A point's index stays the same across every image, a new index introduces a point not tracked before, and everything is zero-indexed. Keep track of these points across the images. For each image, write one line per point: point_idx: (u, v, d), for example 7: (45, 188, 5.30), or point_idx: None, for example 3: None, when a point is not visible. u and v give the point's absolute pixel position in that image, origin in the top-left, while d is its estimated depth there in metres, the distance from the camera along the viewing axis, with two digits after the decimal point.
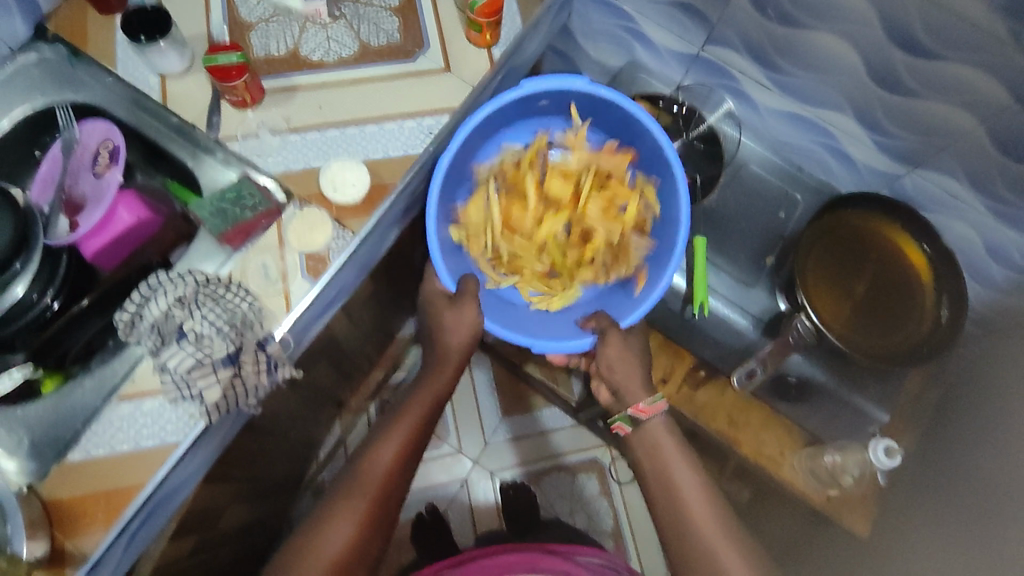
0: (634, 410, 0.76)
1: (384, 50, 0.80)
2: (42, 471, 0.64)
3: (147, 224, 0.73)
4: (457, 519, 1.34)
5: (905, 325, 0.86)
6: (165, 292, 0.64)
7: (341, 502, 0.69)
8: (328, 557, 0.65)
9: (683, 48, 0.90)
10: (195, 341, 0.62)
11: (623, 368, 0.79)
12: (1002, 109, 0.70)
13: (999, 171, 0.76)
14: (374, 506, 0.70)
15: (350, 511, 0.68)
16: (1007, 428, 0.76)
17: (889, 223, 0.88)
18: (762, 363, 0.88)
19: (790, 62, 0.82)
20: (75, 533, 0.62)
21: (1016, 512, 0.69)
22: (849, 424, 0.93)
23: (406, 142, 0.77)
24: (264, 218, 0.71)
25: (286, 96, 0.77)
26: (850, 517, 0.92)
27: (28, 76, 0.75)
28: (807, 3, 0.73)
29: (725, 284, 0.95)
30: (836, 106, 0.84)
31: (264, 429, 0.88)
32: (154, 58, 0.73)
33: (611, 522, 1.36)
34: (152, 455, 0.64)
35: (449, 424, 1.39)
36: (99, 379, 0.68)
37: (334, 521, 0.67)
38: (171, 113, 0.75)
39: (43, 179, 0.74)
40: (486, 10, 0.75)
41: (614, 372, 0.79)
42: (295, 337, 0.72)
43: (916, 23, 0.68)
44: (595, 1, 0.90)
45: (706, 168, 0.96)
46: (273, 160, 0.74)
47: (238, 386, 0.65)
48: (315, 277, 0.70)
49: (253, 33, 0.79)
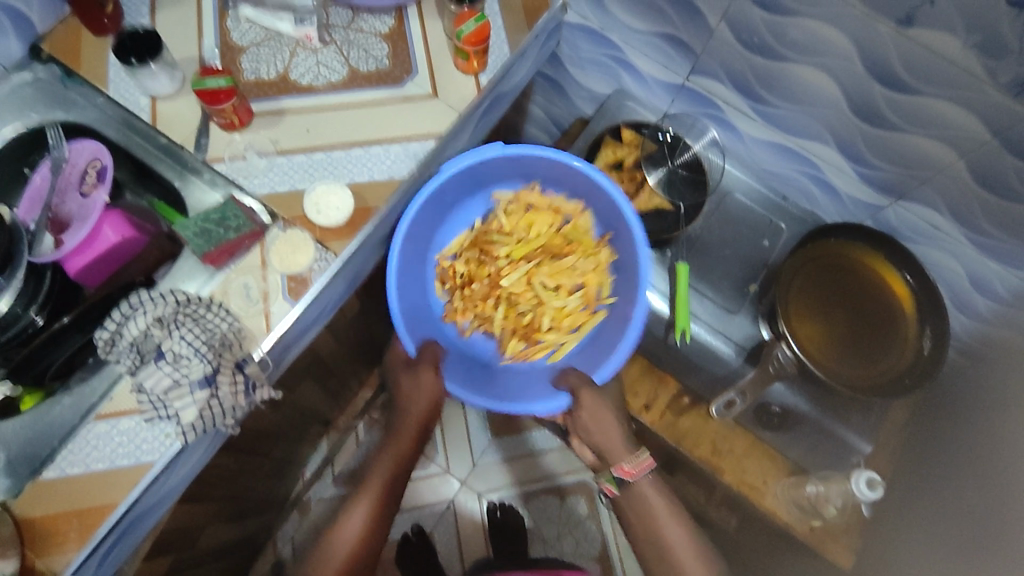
0: (620, 473, 0.79)
1: (372, 75, 0.81)
2: (16, 488, 0.64)
3: (131, 242, 0.73)
4: (443, 541, 1.33)
5: (887, 355, 0.86)
6: (144, 311, 0.65)
7: (325, 551, 0.74)
8: None
9: (669, 77, 0.91)
10: (173, 361, 0.64)
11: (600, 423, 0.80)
12: (982, 144, 0.71)
13: (980, 204, 0.76)
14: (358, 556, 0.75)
15: (334, 556, 0.74)
16: (989, 462, 0.75)
17: (871, 252, 0.89)
18: (741, 392, 0.90)
19: (773, 93, 0.83)
20: (46, 553, 0.62)
21: (994, 544, 0.68)
22: (832, 454, 0.91)
23: (391, 166, 0.77)
24: (248, 238, 0.72)
25: (274, 119, 0.78)
26: (835, 550, 0.89)
27: (20, 96, 0.76)
28: (789, 37, 0.74)
29: (708, 310, 0.94)
30: (818, 137, 0.84)
31: (244, 448, 0.87)
32: (145, 80, 0.75)
33: (598, 547, 1.35)
34: (126, 475, 0.64)
35: (436, 444, 1.39)
36: (78, 397, 0.67)
37: (316, 572, 0.73)
38: (160, 134, 0.76)
39: (31, 199, 0.74)
40: (473, 38, 0.77)
41: (591, 434, 0.81)
42: (275, 358, 0.72)
43: (894, 58, 0.69)
44: (583, 30, 0.92)
45: (690, 197, 0.93)
46: (258, 182, 0.75)
47: (215, 407, 0.65)
48: (296, 299, 0.71)
49: (243, 57, 0.80)
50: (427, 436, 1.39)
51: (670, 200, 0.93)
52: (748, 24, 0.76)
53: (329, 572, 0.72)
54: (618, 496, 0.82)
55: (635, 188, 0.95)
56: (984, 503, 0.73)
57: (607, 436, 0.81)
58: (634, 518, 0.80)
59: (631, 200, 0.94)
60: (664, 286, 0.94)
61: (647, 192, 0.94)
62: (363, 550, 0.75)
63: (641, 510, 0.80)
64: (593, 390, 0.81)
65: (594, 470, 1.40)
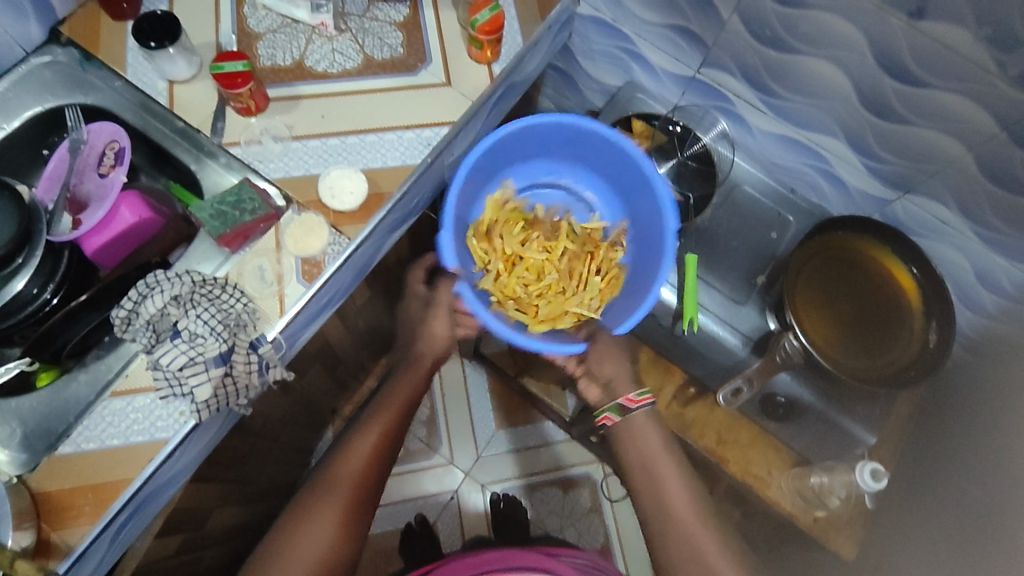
0: (625, 399, 0.76)
1: (387, 63, 0.82)
2: (33, 463, 0.65)
3: (147, 223, 0.74)
4: (447, 530, 1.34)
5: (892, 348, 0.87)
6: (161, 290, 0.65)
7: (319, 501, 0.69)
8: (313, 554, 0.66)
9: (680, 70, 0.92)
10: (189, 339, 0.64)
11: (611, 359, 0.80)
12: (990, 137, 0.71)
13: (988, 198, 0.77)
14: (352, 505, 0.69)
15: (328, 512, 0.68)
16: (991, 455, 0.76)
17: (879, 244, 0.89)
18: (747, 380, 0.88)
19: (784, 86, 0.83)
20: (61, 526, 0.63)
21: (994, 536, 0.69)
22: (836, 443, 0.92)
23: (405, 153, 0.78)
24: (263, 221, 0.73)
25: (290, 104, 0.79)
26: (837, 540, 0.89)
27: (39, 78, 0.77)
28: (801, 30, 0.75)
29: (715, 301, 0.95)
30: (828, 130, 0.85)
31: (254, 431, 0.88)
32: (163, 63, 0.76)
33: (601, 539, 1.36)
34: (141, 451, 0.65)
35: (441, 435, 1.39)
36: (93, 374, 0.70)
37: (311, 522, 0.67)
38: (177, 117, 0.77)
39: (49, 178, 0.74)
40: (487, 27, 0.78)
41: (604, 366, 0.79)
42: (288, 340, 0.73)
43: (905, 50, 0.70)
44: (596, 22, 0.93)
45: (699, 188, 0.95)
46: (274, 166, 0.76)
47: (229, 384, 0.66)
48: (310, 281, 0.72)
49: (260, 43, 0.81)
50: (432, 428, 1.40)
51: (681, 192, 0.95)
52: (762, 16, 0.77)
53: None
54: (616, 425, 0.76)
55: None
56: (984, 495, 0.74)
57: (618, 367, 0.80)
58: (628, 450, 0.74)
59: None
60: (672, 276, 0.95)
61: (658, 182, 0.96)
62: (361, 499, 0.70)
63: (638, 447, 0.74)
64: (610, 337, 0.81)
65: (598, 463, 1.40)
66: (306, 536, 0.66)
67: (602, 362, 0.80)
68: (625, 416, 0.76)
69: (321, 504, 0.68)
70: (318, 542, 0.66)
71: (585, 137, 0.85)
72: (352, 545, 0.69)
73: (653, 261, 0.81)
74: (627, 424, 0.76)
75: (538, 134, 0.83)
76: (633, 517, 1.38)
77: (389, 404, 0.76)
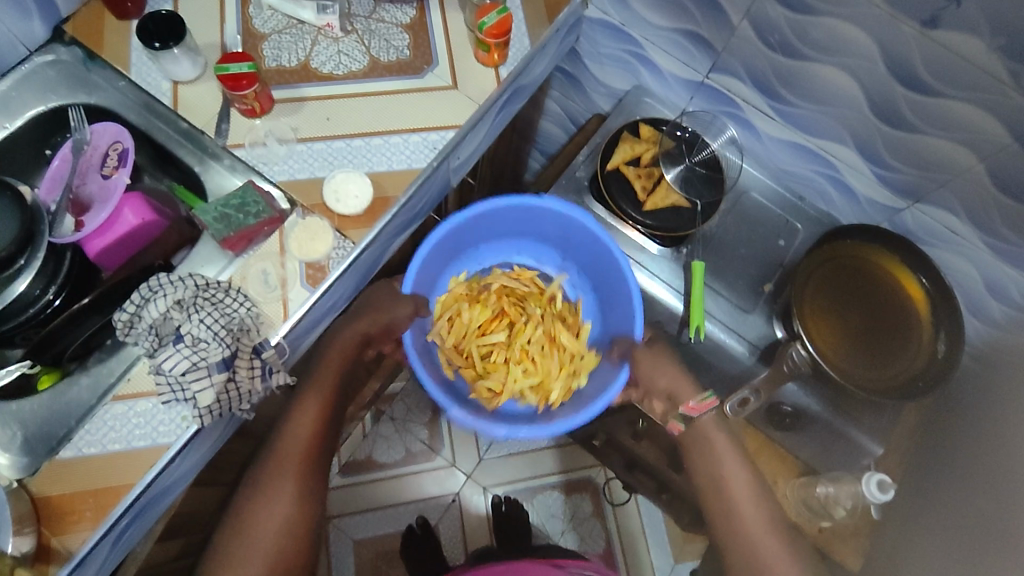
0: (687, 408, 0.89)
1: (393, 65, 0.81)
2: (34, 467, 0.65)
3: (151, 226, 0.73)
4: (448, 533, 1.33)
5: (900, 358, 0.86)
6: (164, 294, 0.65)
7: (273, 466, 0.77)
8: (277, 518, 0.75)
9: (689, 74, 0.91)
10: (191, 344, 0.63)
11: (664, 374, 0.88)
12: (1002, 147, 0.71)
13: (998, 208, 0.76)
14: (305, 463, 0.78)
15: (284, 471, 0.77)
16: (998, 468, 0.75)
17: (890, 256, 0.88)
18: (755, 391, 0.88)
19: (794, 93, 0.83)
20: (61, 530, 0.62)
21: (1000, 552, 0.68)
22: (843, 454, 0.91)
23: (410, 157, 0.78)
24: (267, 225, 0.72)
25: (295, 106, 0.78)
26: (842, 550, 0.87)
27: (43, 77, 0.77)
28: (812, 38, 0.74)
29: (722, 308, 0.95)
30: (837, 138, 0.84)
31: (256, 434, 0.88)
32: (168, 64, 0.75)
33: (602, 544, 1.35)
34: (143, 456, 0.65)
35: (444, 438, 1.39)
36: (95, 376, 0.69)
37: (274, 486, 0.76)
38: (181, 118, 0.76)
39: (52, 178, 0.74)
40: (494, 31, 0.77)
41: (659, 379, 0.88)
42: (291, 344, 0.72)
43: (917, 59, 0.69)
44: (603, 25, 0.92)
45: (707, 194, 0.93)
46: (278, 168, 0.75)
47: (232, 390, 0.65)
48: (314, 286, 0.71)
49: (265, 44, 0.81)
50: (434, 430, 1.39)
51: (688, 197, 0.93)
52: (772, 22, 0.76)
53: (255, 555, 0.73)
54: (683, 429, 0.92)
55: (652, 184, 0.93)
56: (992, 508, 0.73)
57: (672, 377, 0.89)
58: (694, 453, 0.91)
59: (649, 196, 0.93)
60: (678, 282, 0.96)
61: (665, 189, 0.93)
62: (310, 458, 0.78)
63: (709, 458, 0.90)
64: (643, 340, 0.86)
65: (600, 467, 1.40)
66: (268, 507, 0.75)
67: (655, 369, 0.88)
68: (688, 422, 0.90)
69: (278, 480, 0.76)
70: (278, 509, 0.75)
71: (509, 211, 0.90)
72: (313, 506, 0.79)
73: (620, 285, 0.89)
74: (693, 430, 0.91)
75: (447, 244, 0.88)
76: (634, 522, 1.37)
77: (323, 375, 0.80)
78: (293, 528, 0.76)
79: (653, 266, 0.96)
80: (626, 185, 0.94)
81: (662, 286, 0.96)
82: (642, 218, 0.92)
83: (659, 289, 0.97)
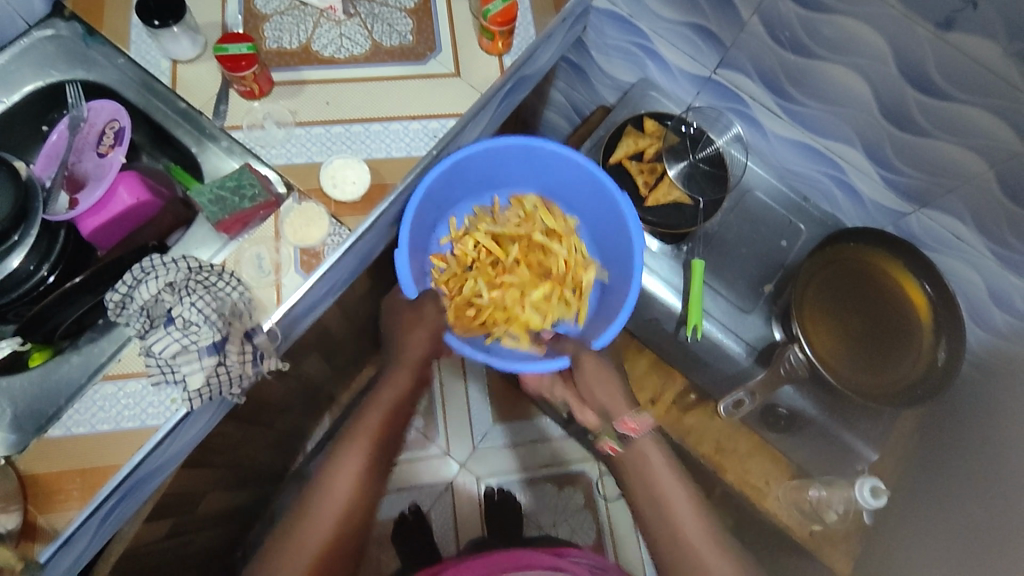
0: (625, 430, 0.76)
1: (395, 50, 0.80)
2: (22, 444, 0.64)
3: (146, 206, 0.73)
4: (440, 521, 1.33)
5: (899, 364, 0.85)
6: (155, 277, 0.64)
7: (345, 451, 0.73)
8: (329, 516, 0.68)
9: (696, 69, 0.90)
10: (182, 327, 0.62)
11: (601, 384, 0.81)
12: (1012, 154, 0.69)
13: (1007, 217, 0.74)
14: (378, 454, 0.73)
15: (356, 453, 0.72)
16: (993, 477, 0.74)
17: (890, 258, 0.87)
18: (750, 392, 0.88)
19: (804, 92, 0.81)
20: (48, 509, 0.62)
21: (991, 564, 0.67)
22: (837, 458, 0.91)
23: (409, 144, 0.77)
24: (263, 208, 0.71)
25: (294, 89, 0.77)
26: (832, 555, 0.88)
27: (40, 51, 0.76)
28: (823, 35, 0.73)
29: (722, 308, 0.94)
30: (846, 139, 0.83)
31: (249, 418, 0.88)
32: (167, 43, 0.74)
33: (593, 536, 1.35)
34: (131, 437, 0.64)
35: (438, 426, 1.39)
36: (86, 356, 0.69)
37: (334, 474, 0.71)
38: (179, 98, 0.75)
39: (47, 155, 0.74)
40: (500, 18, 0.75)
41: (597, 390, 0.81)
42: (285, 329, 0.72)
43: (930, 62, 0.67)
44: (611, 16, 0.91)
45: (710, 192, 0.93)
46: (275, 152, 0.75)
47: (221, 375, 0.65)
48: (309, 271, 0.70)
49: (266, 25, 0.80)
50: (429, 418, 1.39)
51: (689, 194, 0.93)
52: (782, 18, 0.74)
53: (305, 548, 0.66)
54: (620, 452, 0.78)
55: (654, 180, 0.93)
56: (984, 518, 0.73)
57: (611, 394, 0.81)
58: (632, 475, 0.76)
59: (651, 191, 0.93)
60: (677, 280, 0.95)
61: (667, 185, 0.93)
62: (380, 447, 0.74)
63: (643, 471, 0.75)
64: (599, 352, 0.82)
65: (594, 461, 1.40)
66: (334, 488, 0.70)
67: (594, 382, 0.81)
68: (625, 444, 0.77)
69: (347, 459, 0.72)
70: (341, 492, 0.70)
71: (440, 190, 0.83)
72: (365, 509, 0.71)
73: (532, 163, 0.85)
74: (629, 454, 0.77)
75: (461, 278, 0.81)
76: (626, 517, 1.37)
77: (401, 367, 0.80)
78: (346, 524, 0.69)
79: (651, 262, 0.96)
80: (628, 177, 0.94)
81: (661, 284, 0.96)
82: (644, 214, 0.92)
83: (659, 287, 0.96)
